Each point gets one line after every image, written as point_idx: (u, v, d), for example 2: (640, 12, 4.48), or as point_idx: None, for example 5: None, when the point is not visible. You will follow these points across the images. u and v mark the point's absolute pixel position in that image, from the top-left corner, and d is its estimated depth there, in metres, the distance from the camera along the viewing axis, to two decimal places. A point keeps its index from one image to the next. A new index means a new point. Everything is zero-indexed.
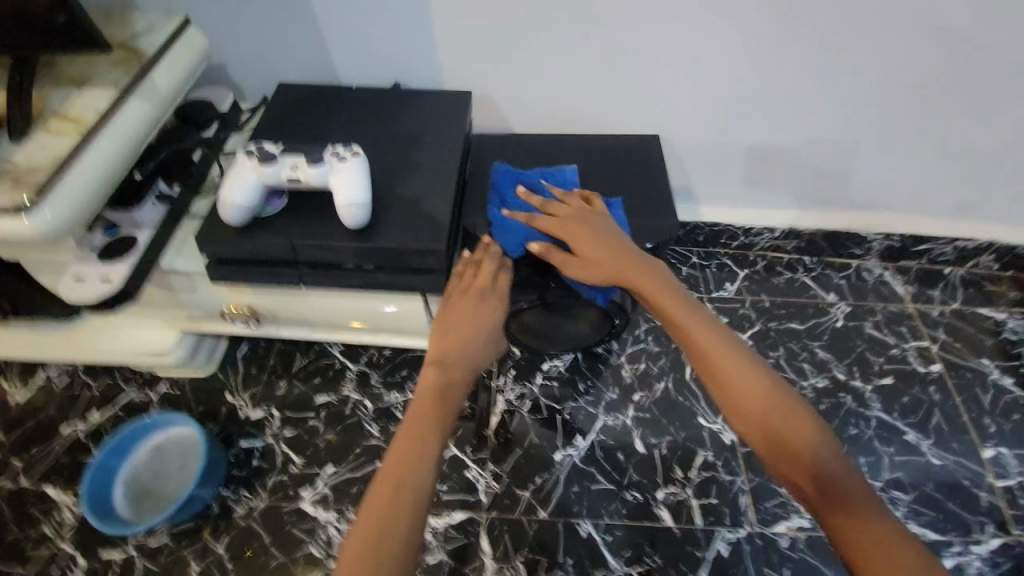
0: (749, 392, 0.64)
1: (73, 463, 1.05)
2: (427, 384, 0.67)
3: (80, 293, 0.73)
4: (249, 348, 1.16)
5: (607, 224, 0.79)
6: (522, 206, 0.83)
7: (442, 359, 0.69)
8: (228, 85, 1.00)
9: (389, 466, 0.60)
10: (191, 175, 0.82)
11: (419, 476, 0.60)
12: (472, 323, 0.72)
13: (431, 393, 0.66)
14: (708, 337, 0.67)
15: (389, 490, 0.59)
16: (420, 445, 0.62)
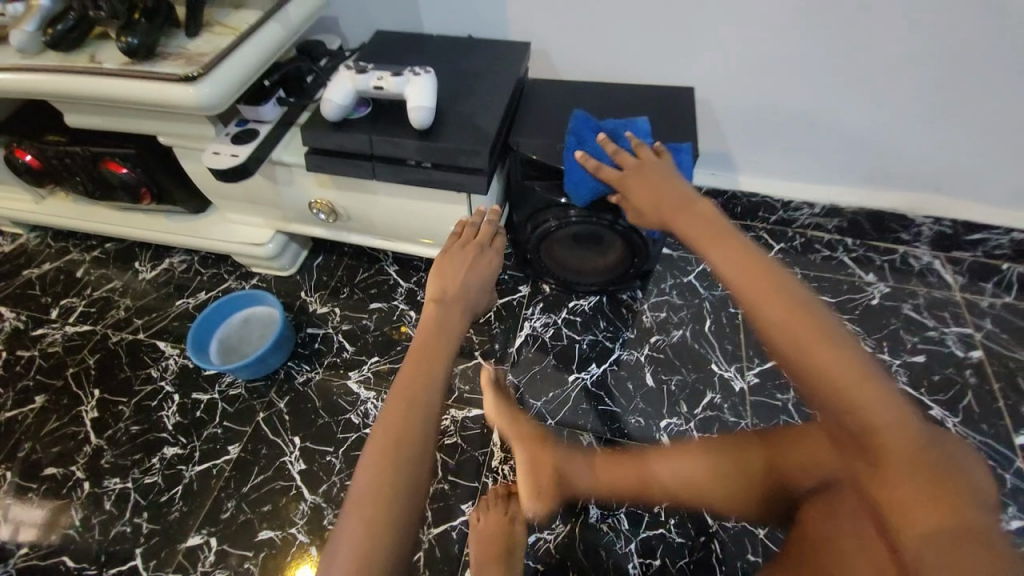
0: (844, 381, 0.54)
1: (180, 328, 1.31)
2: (425, 327, 0.71)
3: (215, 162, 0.95)
4: (323, 259, 1.38)
5: (666, 170, 0.78)
6: (599, 152, 0.90)
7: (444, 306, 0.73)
8: (336, 32, 1.23)
9: (397, 400, 0.64)
10: (302, 91, 1.04)
11: (428, 401, 0.64)
12: (464, 280, 0.77)
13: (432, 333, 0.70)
14: (795, 312, 0.57)
15: (405, 416, 0.63)
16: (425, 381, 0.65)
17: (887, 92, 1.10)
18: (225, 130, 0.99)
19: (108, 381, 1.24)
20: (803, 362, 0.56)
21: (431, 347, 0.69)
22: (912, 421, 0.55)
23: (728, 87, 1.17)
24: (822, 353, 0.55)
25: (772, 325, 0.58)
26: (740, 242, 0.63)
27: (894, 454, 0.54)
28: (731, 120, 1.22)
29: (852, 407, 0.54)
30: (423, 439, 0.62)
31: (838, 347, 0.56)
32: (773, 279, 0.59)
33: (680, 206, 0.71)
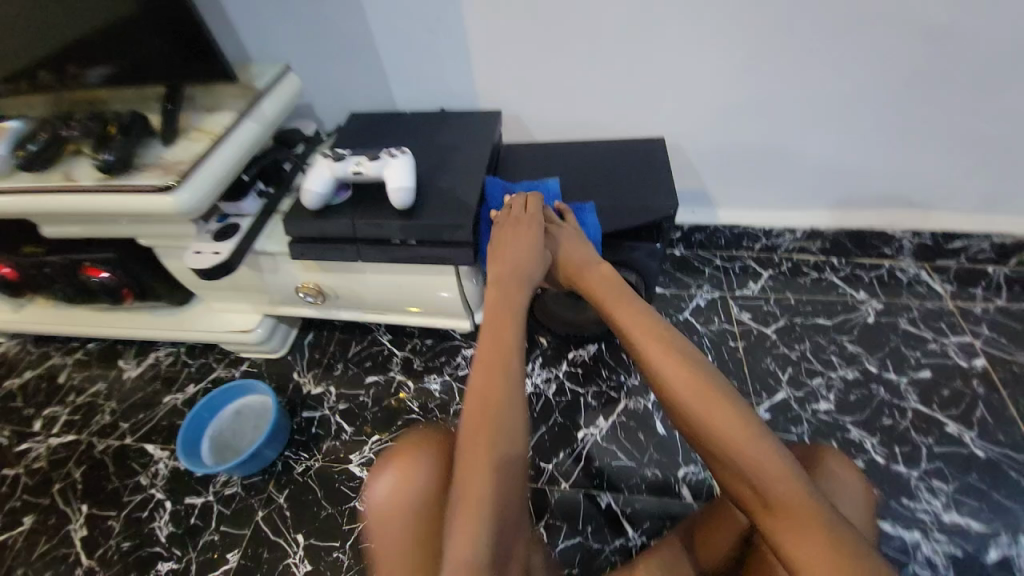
0: (730, 438, 0.64)
1: (170, 426, 1.25)
2: (493, 319, 0.80)
3: (197, 262, 0.94)
4: (313, 336, 1.35)
5: (575, 233, 0.90)
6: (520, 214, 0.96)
7: (500, 328, 0.78)
8: (312, 117, 1.27)
9: (481, 378, 0.72)
10: (282, 179, 1.06)
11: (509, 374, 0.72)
12: (512, 301, 0.82)
13: (495, 355, 0.75)
14: (701, 396, 0.68)
15: (484, 443, 0.65)
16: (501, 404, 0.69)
17: (842, 121, 1.15)
18: (206, 227, 0.99)
19: (96, 494, 1.17)
20: (712, 433, 0.65)
21: (500, 368, 0.73)
22: (804, 488, 0.60)
23: (694, 130, 1.21)
24: (724, 425, 0.65)
25: (681, 395, 0.69)
26: (640, 311, 0.78)
27: (785, 517, 0.59)
28: (702, 159, 1.26)
29: (754, 475, 0.62)
30: (510, 461, 0.65)
31: (731, 420, 0.65)
32: (668, 344, 0.73)
33: (608, 291, 0.83)
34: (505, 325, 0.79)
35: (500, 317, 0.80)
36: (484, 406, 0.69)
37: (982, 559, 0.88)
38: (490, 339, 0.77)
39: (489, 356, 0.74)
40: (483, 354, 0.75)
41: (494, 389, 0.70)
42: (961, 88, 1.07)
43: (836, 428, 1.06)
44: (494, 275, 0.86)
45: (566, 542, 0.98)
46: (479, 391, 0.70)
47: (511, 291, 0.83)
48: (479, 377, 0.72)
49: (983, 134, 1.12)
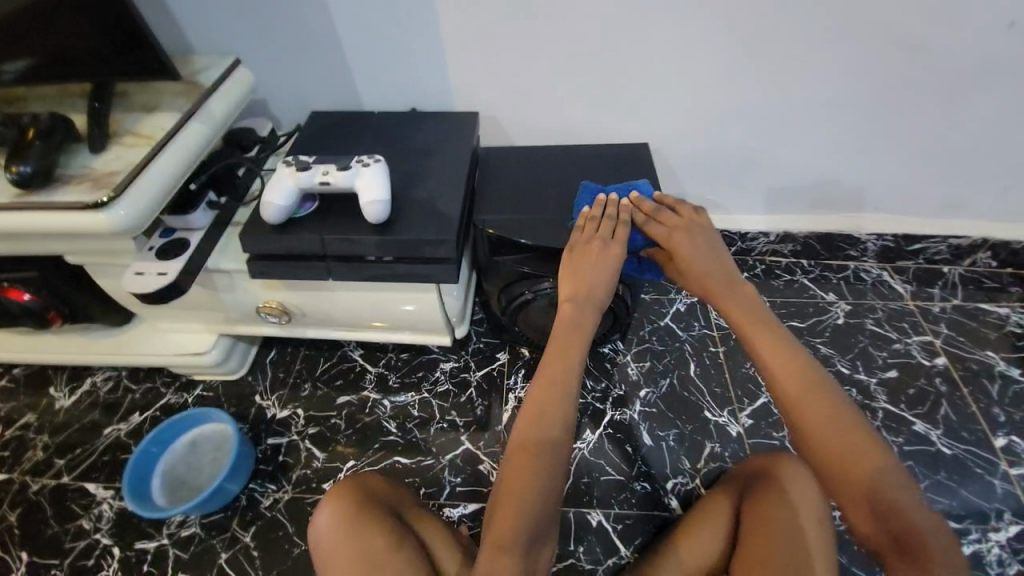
0: (869, 471, 0.62)
1: (113, 461, 1.12)
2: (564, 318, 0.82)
3: (136, 285, 0.83)
4: (276, 354, 1.25)
5: (710, 238, 0.85)
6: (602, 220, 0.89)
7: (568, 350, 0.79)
8: (268, 115, 1.15)
9: (545, 379, 0.76)
10: (236, 188, 0.95)
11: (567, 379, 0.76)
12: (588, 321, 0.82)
13: (559, 378, 0.76)
14: (828, 409, 0.66)
15: (526, 467, 0.69)
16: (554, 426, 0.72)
17: (817, 128, 1.17)
18: (148, 244, 0.88)
19: (27, 544, 1.03)
20: (830, 442, 0.64)
21: (557, 393, 0.74)
22: (928, 514, 0.60)
23: (675, 134, 1.19)
24: (834, 433, 0.64)
25: (804, 412, 0.66)
26: (782, 336, 0.73)
27: (899, 526, 0.60)
28: (682, 164, 1.24)
29: (865, 486, 0.61)
30: (550, 487, 0.68)
31: (849, 431, 0.64)
32: (817, 378, 0.68)
33: (725, 290, 0.81)
34: (573, 349, 0.79)
35: (570, 342, 0.80)
36: (531, 427, 0.72)
37: None
38: (555, 359, 0.78)
39: (553, 378, 0.76)
40: (549, 373, 0.76)
41: (540, 420, 0.72)
42: (930, 97, 1.10)
43: None
44: (574, 285, 0.84)
45: (559, 564, 0.96)
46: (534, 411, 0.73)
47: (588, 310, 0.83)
48: (535, 398, 0.74)
49: (947, 142, 1.16)
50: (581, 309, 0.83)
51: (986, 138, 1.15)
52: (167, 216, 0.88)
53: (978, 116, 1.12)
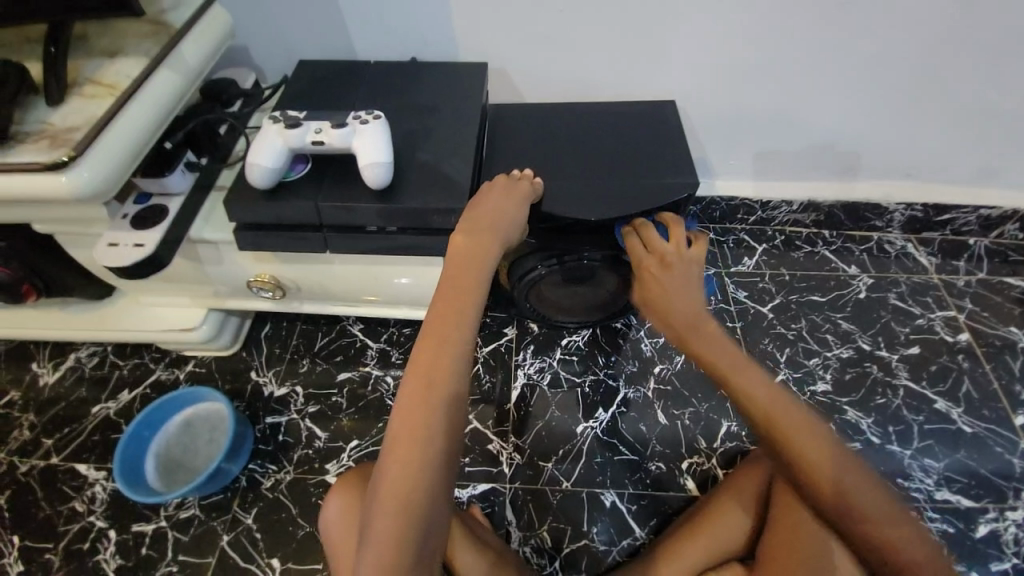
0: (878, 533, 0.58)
1: (104, 441, 1.07)
2: (436, 320, 0.63)
3: (111, 257, 0.75)
4: (271, 328, 1.18)
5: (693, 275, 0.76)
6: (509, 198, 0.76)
7: (443, 362, 0.60)
8: (250, 66, 1.03)
9: (416, 393, 0.59)
10: (218, 148, 0.86)
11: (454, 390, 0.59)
12: (458, 331, 0.62)
13: (416, 428, 0.57)
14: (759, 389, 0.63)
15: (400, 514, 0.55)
16: (421, 483, 0.56)
17: (857, 86, 1.06)
18: (121, 210, 0.79)
19: (21, 526, 0.99)
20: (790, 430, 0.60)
21: (424, 447, 0.57)
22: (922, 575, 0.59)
23: (701, 91, 1.08)
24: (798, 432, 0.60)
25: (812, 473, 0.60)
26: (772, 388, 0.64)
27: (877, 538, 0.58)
28: (706, 127, 1.14)
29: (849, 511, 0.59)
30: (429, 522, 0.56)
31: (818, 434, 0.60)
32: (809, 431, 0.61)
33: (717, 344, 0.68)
34: (435, 390, 0.58)
35: (434, 370, 0.59)
36: (402, 486, 0.55)
37: (970, 533, 0.94)
38: (414, 404, 0.58)
39: (419, 433, 0.57)
40: (407, 424, 0.57)
41: (416, 449, 0.57)
42: (984, 51, 1.00)
43: (833, 410, 1.07)
44: (444, 303, 0.64)
45: (572, 545, 0.94)
46: (396, 475, 0.56)
47: (455, 327, 0.62)
48: (401, 453, 0.56)
49: (998, 104, 1.07)
50: (441, 326, 0.62)
51: None
52: (139, 179, 0.78)
53: None
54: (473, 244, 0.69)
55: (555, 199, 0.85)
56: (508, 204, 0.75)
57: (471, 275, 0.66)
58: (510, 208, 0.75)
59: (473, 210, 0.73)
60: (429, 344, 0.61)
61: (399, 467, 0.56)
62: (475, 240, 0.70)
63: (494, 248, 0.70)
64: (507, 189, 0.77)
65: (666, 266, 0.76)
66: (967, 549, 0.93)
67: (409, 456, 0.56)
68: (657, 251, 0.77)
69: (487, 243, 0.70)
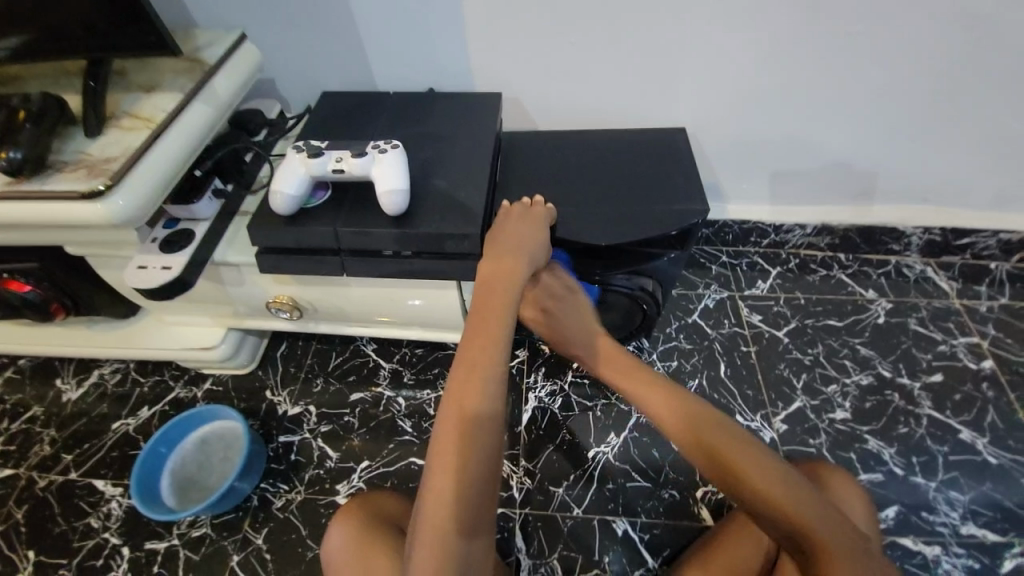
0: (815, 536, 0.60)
1: (123, 457, 1.09)
2: (466, 348, 0.64)
3: (140, 279, 0.78)
4: (287, 348, 1.20)
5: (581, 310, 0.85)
6: (526, 223, 0.77)
7: (478, 386, 0.61)
8: (276, 97, 1.09)
9: (449, 422, 0.60)
10: (243, 175, 0.90)
11: (485, 418, 0.60)
12: (492, 354, 0.63)
13: (452, 457, 0.58)
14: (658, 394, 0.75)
15: (438, 549, 0.54)
16: (464, 511, 0.56)
17: (867, 111, 1.07)
18: (150, 234, 0.83)
19: (38, 541, 1.01)
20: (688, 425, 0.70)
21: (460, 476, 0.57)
22: None
23: (711, 118, 1.10)
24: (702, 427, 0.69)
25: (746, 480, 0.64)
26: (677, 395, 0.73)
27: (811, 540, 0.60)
28: (716, 152, 1.16)
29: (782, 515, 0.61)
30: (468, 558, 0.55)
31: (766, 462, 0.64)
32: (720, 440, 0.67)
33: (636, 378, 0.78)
34: (472, 415, 0.59)
35: (467, 394, 0.60)
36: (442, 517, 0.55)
37: (1002, 572, 0.89)
38: (452, 431, 0.59)
39: (460, 460, 0.57)
40: (447, 452, 0.58)
41: (450, 481, 0.56)
42: (996, 78, 1.00)
43: (853, 438, 1.04)
44: (475, 327, 0.66)
45: (583, 575, 0.92)
46: (437, 505, 0.56)
47: (485, 350, 0.64)
48: (441, 482, 0.57)
49: (1013, 129, 1.06)
50: (474, 352, 0.63)
51: None
52: (170, 206, 0.82)
53: None
54: (500, 268, 0.70)
55: (565, 223, 0.86)
56: (530, 227, 0.77)
57: (499, 300, 0.68)
58: (534, 230, 0.76)
59: (494, 238, 0.75)
60: (465, 369, 0.62)
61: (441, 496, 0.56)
62: (499, 266, 0.71)
63: (520, 269, 0.71)
64: (526, 212, 0.79)
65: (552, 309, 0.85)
66: None
67: (451, 484, 0.56)
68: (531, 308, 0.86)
69: (514, 266, 0.71)
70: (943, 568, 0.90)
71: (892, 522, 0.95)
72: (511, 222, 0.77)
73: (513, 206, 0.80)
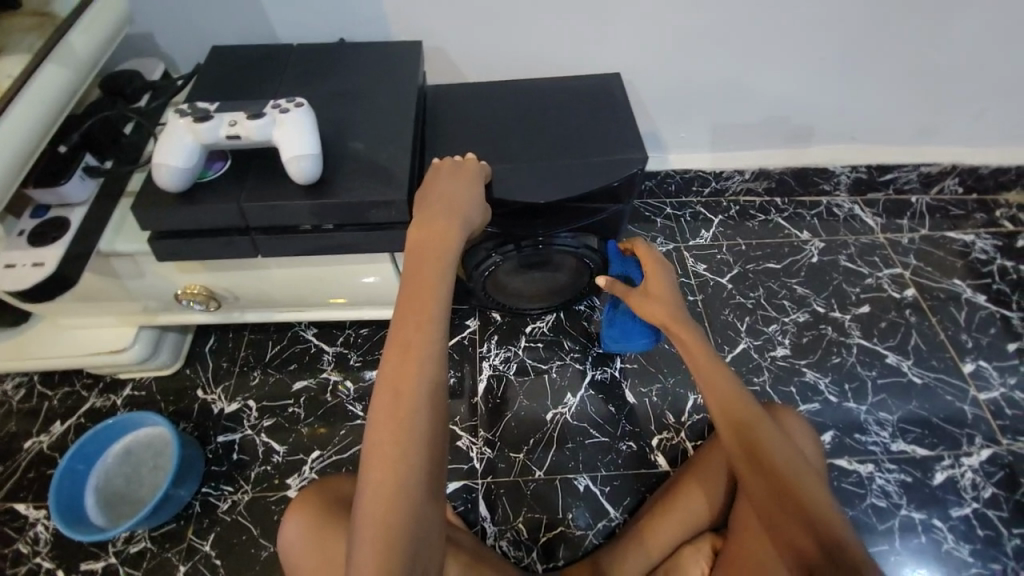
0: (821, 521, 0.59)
1: (40, 478, 0.98)
2: (399, 324, 0.58)
3: (8, 280, 0.67)
4: (217, 341, 1.10)
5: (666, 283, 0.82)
6: (454, 182, 0.71)
7: (413, 368, 0.55)
8: (159, 56, 0.93)
9: (385, 405, 0.54)
10: (125, 150, 0.77)
11: (423, 398, 0.55)
12: (427, 331, 0.57)
13: (388, 444, 0.53)
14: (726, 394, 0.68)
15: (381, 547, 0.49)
16: (405, 502, 0.51)
17: (799, 49, 1.06)
18: (17, 226, 0.70)
19: None
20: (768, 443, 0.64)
21: (400, 462, 0.52)
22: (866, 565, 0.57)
23: (647, 63, 1.05)
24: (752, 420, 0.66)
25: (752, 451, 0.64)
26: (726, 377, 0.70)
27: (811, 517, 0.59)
28: (655, 98, 1.12)
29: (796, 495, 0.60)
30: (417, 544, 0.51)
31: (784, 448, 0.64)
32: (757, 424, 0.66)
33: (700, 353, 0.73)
34: (408, 398, 0.54)
35: (401, 375, 0.55)
36: (384, 509, 0.51)
37: (928, 481, 0.98)
38: (388, 419, 0.53)
39: (396, 446, 0.53)
40: (383, 442, 0.53)
41: (390, 471, 0.52)
42: (917, 10, 1.01)
43: (793, 373, 1.09)
44: (408, 303, 0.59)
45: (549, 533, 0.93)
46: (375, 499, 0.51)
47: (419, 323, 0.57)
48: (378, 476, 0.52)
49: (933, 61, 1.09)
50: (408, 331, 0.57)
51: (967, 58, 1.08)
52: (32, 190, 0.69)
53: (961, 31, 1.04)
54: (432, 236, 0.64)
55: (502, 183, 0.81)
56: (461, 188, 0.71)
57: (431, 271, 0.61)
58: (466, 193, 0.70)
59: (423, 198, 0.69)
60: (398, 349, 0.56)
61: (378, 489, 0.51)
62: (430, 230, 0.64)
63: (454, 239, 0.65)
64: (458, 172, 0.73)
65: (653, 270, 0.82)
66: (926, 496, 0.97)
67: (389, 476, 0.52)
68: (642, 254, 0.85)
69: (446, 233, 0.64)
70: (876, 483, 0.98)
71: (830, 447, 1.01)
72: (439, 181, 0.71)
73: (439, 163, 0.74)
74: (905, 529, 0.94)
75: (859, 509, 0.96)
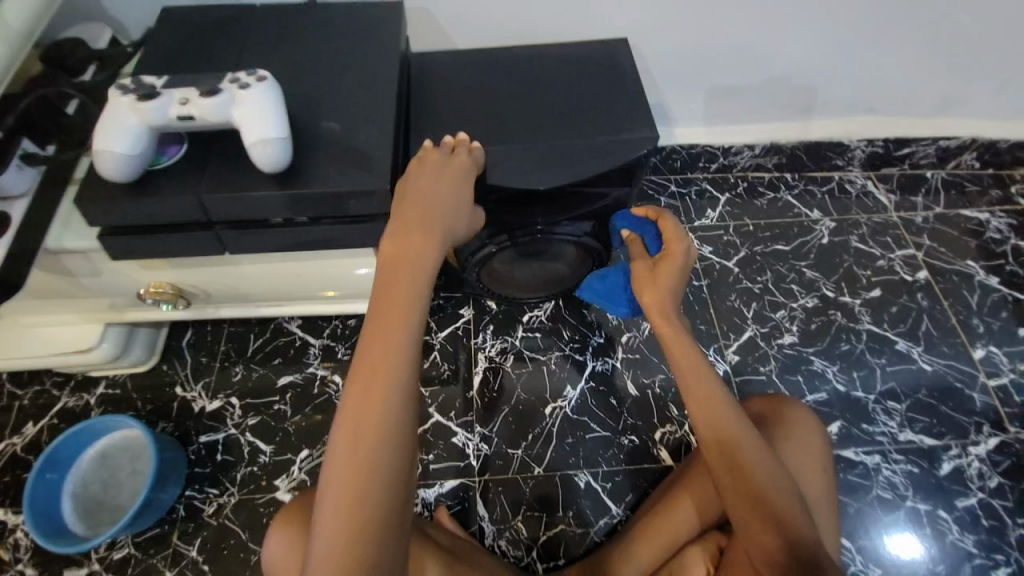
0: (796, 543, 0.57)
1: (13, 482, 0.93)
2: (366, 346, 0.51)
3: None
4: (195, 334, 1.04)
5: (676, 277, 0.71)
6: (439, 174, 0.63)
7: (377, 399, 0.49)
8: (106, 19, 0.82)
9: (348, 441, 0.48)
10: (69, 133, 0.68)
11: (390, 434, 0.48)
12: (395, 357, 0.50)
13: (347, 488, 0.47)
14: (716, 405, 0.63)
15: None
16: (365, 552, 0.46)
17: (815, 12, 0.96)
18: None
19: None
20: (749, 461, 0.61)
21: (363, 507, 0.47)
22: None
23: (653, 27, 0.95)
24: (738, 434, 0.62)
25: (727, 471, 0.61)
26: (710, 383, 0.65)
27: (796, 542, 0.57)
28: (660, 66, 1.02)
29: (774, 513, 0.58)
30: None
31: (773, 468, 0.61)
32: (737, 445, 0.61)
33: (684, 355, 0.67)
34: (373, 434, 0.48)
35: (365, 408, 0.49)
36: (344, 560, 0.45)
37: (935, 471, 0.96)
38: (348, 460, 0.48)
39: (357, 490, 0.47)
40: (342, 484, 0.47)
41: (349, 516, 0.46)
42: None
43: (801, 361, 1.06)
44: (375, 325, 0.52)
45: (548, 532, 0.91)
46: (331, 548, 0.46)
47: (389, 347, 0.51)
48: (335, 523, 0.46)
49: (960, 25, 0.99)
50: (375, 355, 0.50)
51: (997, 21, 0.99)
52: None
53: None
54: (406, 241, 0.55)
55: (496, 167, 0.73)
56: (444, 181, 0.63)
57: (404, 285, 0.53)
58: (449, 192, 0.62)
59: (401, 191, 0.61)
60: (360, 379, 0.50)
61: (337, 537, 0.46)
62: (407, 234, 0.56)
63: (432, 248, 0.57)
64: (443, 165, 0.65)
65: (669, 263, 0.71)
66: (933, 487, 0.95)
67: (350, 525, 0.46)
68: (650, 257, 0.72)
69: (423, 239, 0.56)
70: (882, 475, 0.96)
71: (836, 437, 0.99)
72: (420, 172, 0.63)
73: (425, 149, 0.67)
74: (910, 521, 0.93)
75: (864, 501, 0.94)
